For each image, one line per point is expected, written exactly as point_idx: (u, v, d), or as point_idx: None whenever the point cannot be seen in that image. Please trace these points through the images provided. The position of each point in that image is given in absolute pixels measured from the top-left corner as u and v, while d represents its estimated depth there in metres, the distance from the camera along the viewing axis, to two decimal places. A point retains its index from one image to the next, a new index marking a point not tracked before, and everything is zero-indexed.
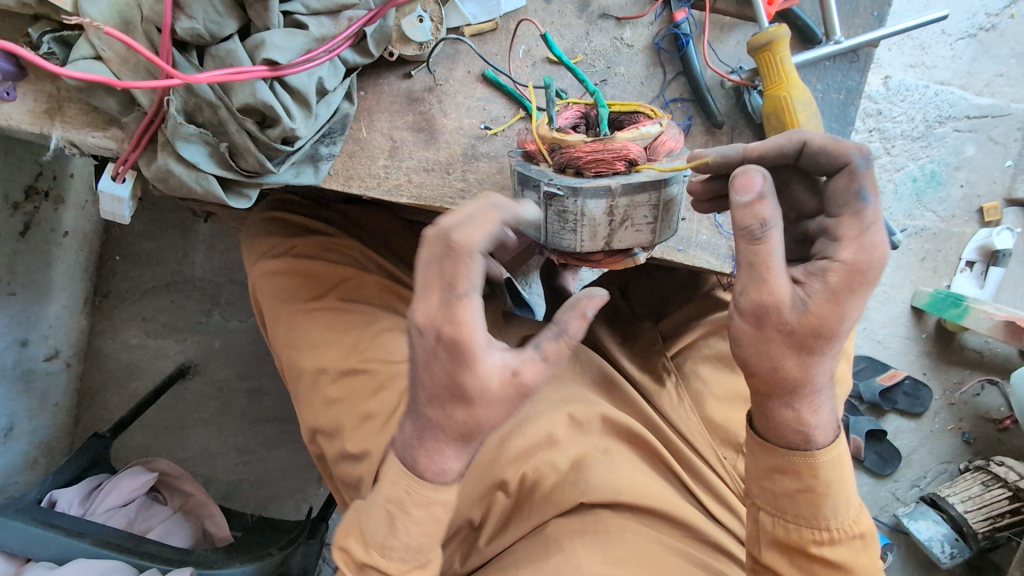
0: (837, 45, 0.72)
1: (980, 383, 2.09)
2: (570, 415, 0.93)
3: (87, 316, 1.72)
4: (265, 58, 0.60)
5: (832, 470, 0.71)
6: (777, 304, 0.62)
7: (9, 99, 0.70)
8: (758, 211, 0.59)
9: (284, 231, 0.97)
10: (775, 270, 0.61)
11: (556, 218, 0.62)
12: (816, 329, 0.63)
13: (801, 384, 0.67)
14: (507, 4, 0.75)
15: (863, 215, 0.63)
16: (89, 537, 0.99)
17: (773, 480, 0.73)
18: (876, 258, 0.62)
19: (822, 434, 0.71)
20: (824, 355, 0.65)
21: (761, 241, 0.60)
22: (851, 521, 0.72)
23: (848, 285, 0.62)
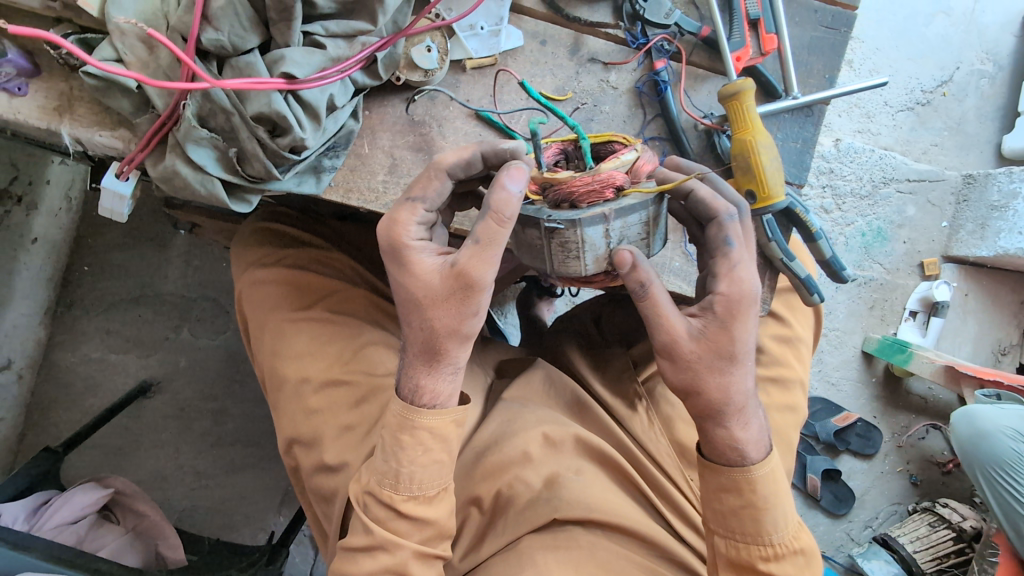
0: (794, 101, 0.81)
1: (925, 427, 2.21)
2: (544, 435, 0.96)
3: (46, 327, 1.67)
4: (283, 72, 0.64)
5: (768, 485, 0.73)
6: (681, 337, 0.68)
7: (19, 94, 0.73)
8: (639, 275, 0.65)
9: (279, 242, 1.02)
10: (666, 310, 0.68)
11: (558, 250, 0.65)
12: (716, 354, 0.69)
13: (723, 409, 0.71)
14: (506, 42, 0.81)
15: (731, 256, 0.70)
16: (36, 550, 0.94)
17: (719, 499, 0.74)
18: (747, 288, 0.69)
19: (756, 450, 0.74)
20: (735, 375, 0.70)
21: (647, 295, 0.67)
22: (791, 536, 0.74)
23: (731, 313, 0.69)
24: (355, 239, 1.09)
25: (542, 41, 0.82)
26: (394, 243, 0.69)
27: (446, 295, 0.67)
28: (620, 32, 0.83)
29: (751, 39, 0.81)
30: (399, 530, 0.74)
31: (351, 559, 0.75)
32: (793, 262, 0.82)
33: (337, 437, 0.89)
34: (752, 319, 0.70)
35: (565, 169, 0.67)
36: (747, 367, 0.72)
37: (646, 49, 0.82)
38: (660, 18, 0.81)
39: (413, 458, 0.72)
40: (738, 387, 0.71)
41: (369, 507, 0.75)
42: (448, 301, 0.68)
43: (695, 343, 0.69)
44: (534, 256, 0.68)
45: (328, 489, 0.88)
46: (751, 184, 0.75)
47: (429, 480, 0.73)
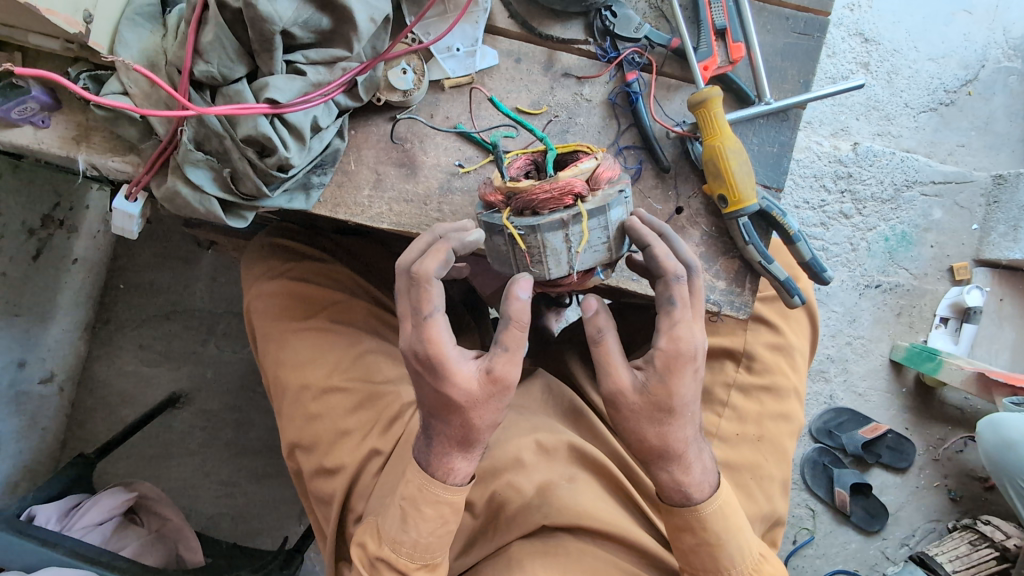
0: (766, 105, 0.81)
1: (962, 440, 2.10)
2: (537, 443, 0.97)
3: (85, 342, 1.80)
4: (268, 97, 0.70)
5: (717, 520, 0.78)
6: (626, 391, 0.71)
7: (43, 126, 0.81)
8: (597, 323, 0.71)
9: (282, 256, 1.08)
10: (613, 364, 0.71)
11: (522, 255, 0.68)
12: (655, 406, 0.71)
13: (666, 453, 0.74)
14: (483, 62, 0.85)
15: (671, 317, 0.70)
16: (61, 547, 1.01)
17: (677, 537, 0.81)
18: (688, 347, 0.70)
19: (700, 491, 0.78)
20: (674, 427, 0.73)
21: (600, 344, 0.71)
22: (749, 570, 0.80)
23: (672, 370, 0.70)
24: (358, 252, 1.14)
25: (517, 59, 0.86)
26: (426, 358, 0.70)
27: (485, 397, 0.71)
28: (592, 46, 0.86)
29: (719, 49, 0.82)
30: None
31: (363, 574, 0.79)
32: (772, 265, 0.82)
33: (335, 441, 0.93)
34: (693, 373, 0.71)
35: (529, 179, 0.69)
36: (689, 419, 0.73)
37: (616, 62, 0.85)
38: (630, 32, 0.84)
39: (428, 527, 0.77)
40: (680, 435, 0.74)
41: (380, 572, 0.80)
42: (487, 403, 0.72)
43: (642, 394, 0.71)
44: (501, 261, 0.72)
45: (326, 492, 0.93)
46: (722, 188, 0.78)
47: (434, 549, 0.79)
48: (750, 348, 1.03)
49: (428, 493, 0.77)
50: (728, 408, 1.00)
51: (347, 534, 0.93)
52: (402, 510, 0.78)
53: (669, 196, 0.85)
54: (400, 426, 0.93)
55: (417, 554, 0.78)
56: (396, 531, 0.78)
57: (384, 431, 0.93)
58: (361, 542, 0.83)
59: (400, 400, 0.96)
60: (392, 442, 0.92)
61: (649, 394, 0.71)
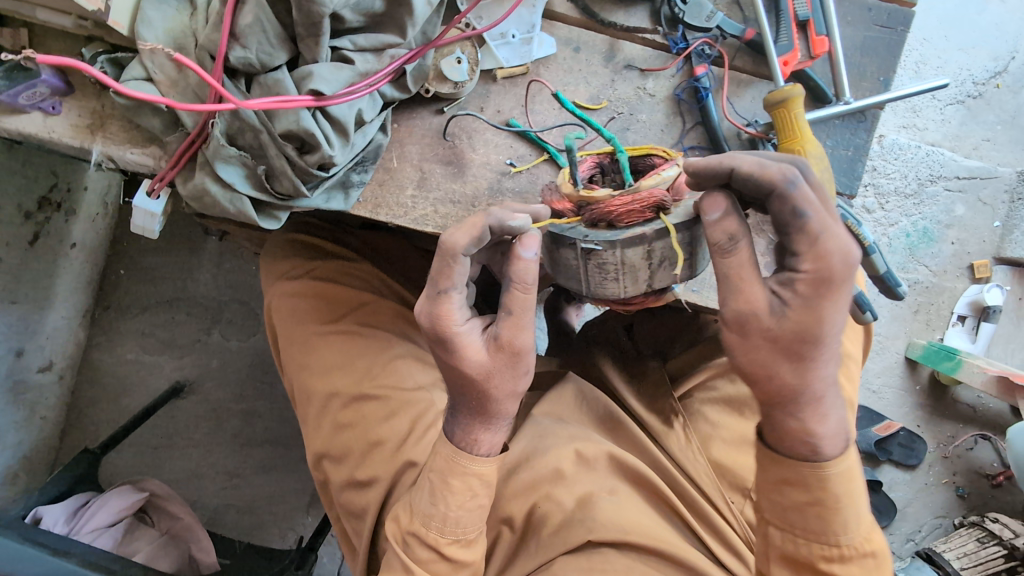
0: (847, 105, 0.76)
1: (973, 438, 2.09)
2: (578, 453, 0.93)
3: (85, 329, 1.74)
4: (311, 89, 0.63)
5: (841, 483, 0.69)
6: (760, 311, 0.62)
7: (53, 113, 0.74)
8: (725, 227, 0.62)
9: (306, 254, 1.02)
10: (746, 281, 0.62)
11: (596, 271, 0.65)
12: (795, 333, 0.62)
13: (799, 393, 0.66)
14: (539, 50, 0.78)
15: (810, 229, 0.60)
16: (74, 557, 0.95)
17: (780, 490, 0.72)
18: (843, 265, 0.60)
19: (831, 445, 0.69)
20: (816, 360, 0.63)
21: (731, 256, 0.62)
22: (861, 539, 0.71)
23: (820, 292, 0.61)
24: (384, 248, 1.08)
25: (575, 48, 0.80)
26: (438, 333, 0.67)
27: (498, 366, 0.68)
28: (659, 36, 0.80)
29: (800, 43, 0.78)
30: (438, 571, 0.73)
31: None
32: None
33: (366, 452, 0.88)
34: (845, 296, 0.62)
35: (604, 187, 0.68)
36: (834, 350, 0.65)
37: (686, 54, 0.79)
38: (700, 21, 0.78)
39: (458, 501, 0.72)
40: (819, 373, 0.65)
41: (412, 547, 0.74)
42: (500, 369, 0.68)
43: (781, 320, 0.62)
44: (569, 278, 0.68)
45: (358, 505, 0.88)
46: None
47: (467, 523, 0.73)
48: None
49: (456, 464, 0.72)
50: None
51: (379, 548, 0.88)
52: (432, 484, 0.73)
53: None
54: (432, 434, 0.88)
55: (447, 530, 0.72)
56: (427, 505, 0.73)
57: (418, 441, 0.87)
58: (394, 517, 0.77)
59: (434, 407, 0.91)
60: (427, 452, 0.87)
61: (785, 318, 0.62)
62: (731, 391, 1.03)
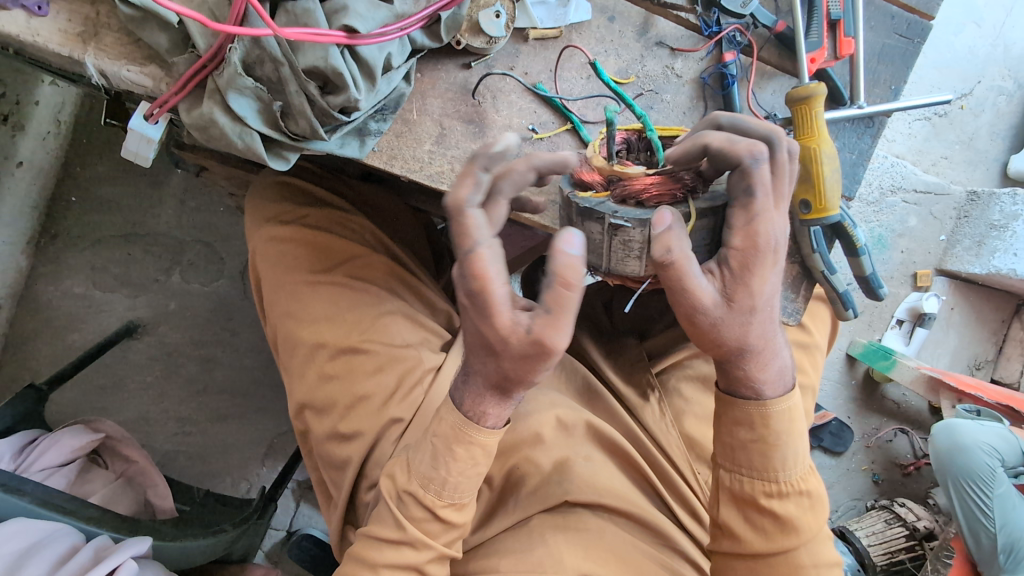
0: (860, 110, 0.79)
1: (894, 431, 2.33)
2: (557, 418, 0.95)
3: (27, 256, 1.62)
4: (344, 24, 0.60)
5: (782, 422, 0.78)
6: (705, 305, 0.66)
7: (39, 14, 0.67)
8: (666, 243, 0.62)
9: (298, 200, 0.97)
10: (694, 278, 0.64)
11: (620, 246, 0.71)
12: (737, 310, 0.67)
13: (742, 349, 0.72)
14: (575, 16, 0.79)
15: (751, 209, 0.65)
16: (30, 494, 0.86)
17: (731, 432, 0.80)
18: (765, 240, 0.65)
19: (771, 389, 0.78)
20: (758, 324, 0.70)
21: (670, 267, 0.63)
22: (797, 476, 0.80)
23: (750, 265, 0.66)
24: (376, 201, 1.05)
25: (610, 17, 0.81)
26: (470, 288, 0.60)
27: (522, 353, 0.61)
28: (693, 16, 0.82)
29: (829, 41, 0.80)
30: (428, 530, 0.75)
31: (375, 545, 0.76)
32: (835, 276, 0.83)
33: (351, 405, 0.87)
34: (774, 269, 0.67)
35: (636, 166, 0.72)
36: (768, 314, 0.70)
37: (717, 39, 0.81)
38: (736, 7, 0.80)
39: (460, 468, 0.71)
40: (758, 333, 0.71)
41: (407, 505, 0.74)
42: (527, 356, 0.62)
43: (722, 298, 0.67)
44: (592, 250, 0.75)
45: (339, 456, 0.87)
46: (807, 193, 0.75)
47: (464, 489, 0.73)
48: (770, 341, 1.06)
49: (462, 434, 0.70)
50: None
51: (358, 501, 0.88)
52: (434, 447, 0.72)
53: None
54: (418, 393, 0.88)
55: (445, 494, 0.73)
56: (427, 467, 0.72)
57: (404, 398, 0.87)
58: (390, 474, 0.77)
59: (423, 365, 0.89)
60: (413, 410, 0.86)
61: (729, 299, 0.67)
62: (706, 370, 1.07)
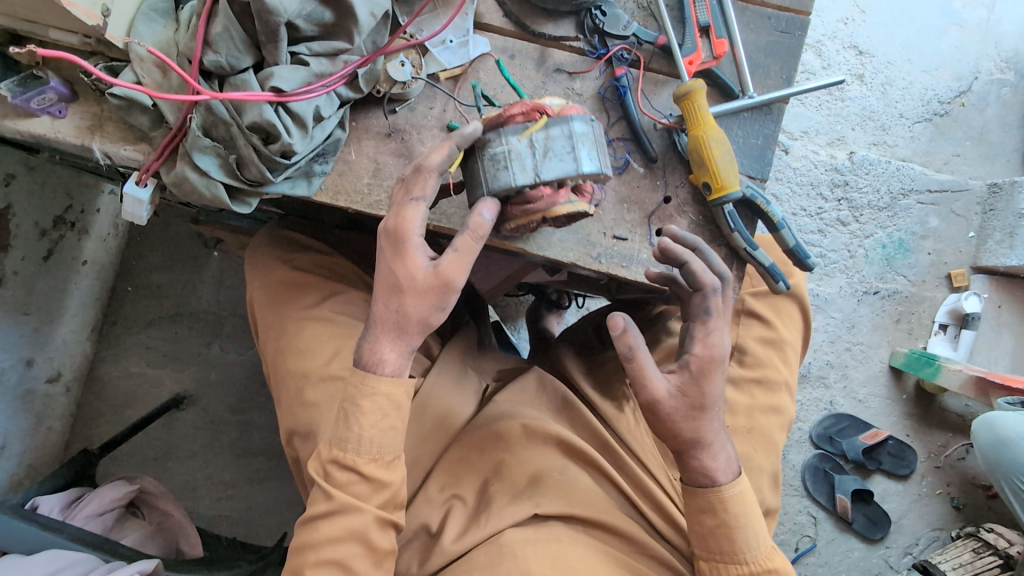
0: (748, 100, 0.91)
1: (964, 447, 2.15)
2: (522, 425, 0.99)
3: (92, 343, 1.85)
4: (272, 86, 0.75)
5: (738, 505, 0.85)
6: (661, 400, 0.81)
7: (60, 116, 0.86)
8: (628, 341, 0.79)
9: (285, 247, 1.12)
10: (651, 377, 0.81)
11: (490, 163, 0.77)
12: (690, 406, 0.82)
13: (697, 443, 0.84)
14: (474, 50, 0.92)
15: (707, 326, 0.83)
16: (64, 532, 1.01)
17: (696, 519, 0.87)
18: (718, 354, 0.83)
19: (725, 475, 0.86)
20: (707, 421, 0.83)
21: (633, 360, 0.80)
22: (763, 555, 0.85)
23: (700, 375, 0.82)
24: (358, 246, 1.20)
25: (510, 55, 0.93)
26: (394, 232, 0.78)
27: (423, 287, 0.78)
28: (581, 44, 0.94)
29: (704, 45, 0.91)
30: (359, 493, 0.80)
31: (312, 527, 0.80)
32: (757, 251, 0.90)
33: (336, 427, 0.94)
34: (721, 374, 0.83)
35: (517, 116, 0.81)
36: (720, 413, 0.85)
37: (606, 58, 0.93)
38: (619, 30, 0.92)
39: (371, 422, 0.80)
40: (709, 428, 0.84)
41: (331, 472, 0.80)
42: (427, 292, 0.78)
43: (669, 395, 0.82)
44: (477, 182, 0.80)
45: None
46: (707, 176, 0.88)
47: (389, 445, 0.81)
48: (741, 342, 1.15)
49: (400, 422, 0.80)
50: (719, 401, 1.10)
51: None
52: (344, 410, 0.81)
53: (658, 186, 0.94)
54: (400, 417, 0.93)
55: (364, 450, 0.80)
56: (341, 430, 0.80)
57: None
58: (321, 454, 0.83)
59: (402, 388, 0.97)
60: None
61: (684, 396, 0.82)
62: None
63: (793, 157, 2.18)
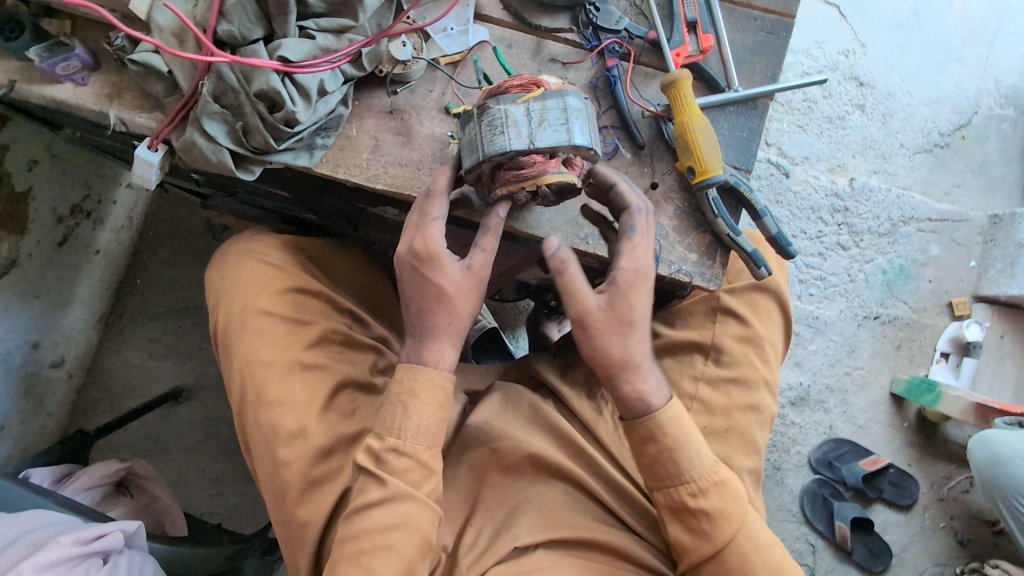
0: (732, 92, 0.96)
1: (968, 479, 2.09)
2: (491, 441, 1.04)
3: (98, 332, 1.88)
4: (280, 55, 0.82)
5: (676, 428, 0.91)
6: (596, 311, 0.86)
7: (82, 84, 0.91)
8: (561, 255, 0.85)
9: (251, 278, 1.08)
10: (580, 287, 0.85)
11: (489, 126, 0.81)
12: (618, 319, 0.87)
13: (628, 362, 0.88)
14: (474, 39, 0.97)
15: (633, 242, 0.87)
16: (51, 499, 1.02)
17: (643, 450, 0.92)
18: (644, 266, 0.87)
19: (658, 398, 0.91)
20: (637, 335, 0.88)
21: (563, 273, 0.85)
22: (708, 470, 0.92)
23: (630, 286, 0.86)
24: (331, 258, 1.20)
25: (508, 45, 0.98)
26: (423, 249, 0.85)
27: (466, 288, 0.87)
28: (575, 35, 0.99)
29: (690, 39, 0.98)
30: (411, 480, 0.86)
31: (361, 514, 0.85)
32: (740, 237, 0.93)
33: (309, 488, 0.99)
34: (645, 288, 0.87)
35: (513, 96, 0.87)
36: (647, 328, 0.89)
37: (598, 50, 0.98)
38: (610, 24, 0.97)
39: (424, 407, 0.86)
40: (637, 347, 0.89)
41: (386, 460, 0.86)
42: (470, 291, 0.87)
43: (605, 309, 0.86)
44: (471, 147, 0.84)
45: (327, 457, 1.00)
46: (691, 160, 0.92)
47: (435, 432, 0.88)
48: (718, 341, 1.14)
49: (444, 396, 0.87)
50: (697, 401, 1.13)
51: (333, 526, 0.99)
52: (399, 402, 0.87)
53: (645, 172, 0.97)
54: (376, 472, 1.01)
55: (408, 435, 0.86)
56: (398, 419, 0.86)
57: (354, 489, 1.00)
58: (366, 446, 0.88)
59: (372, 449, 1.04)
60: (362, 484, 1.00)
61: (614, 309, 0.86)
62: None
63: (793, 182, 2.21)
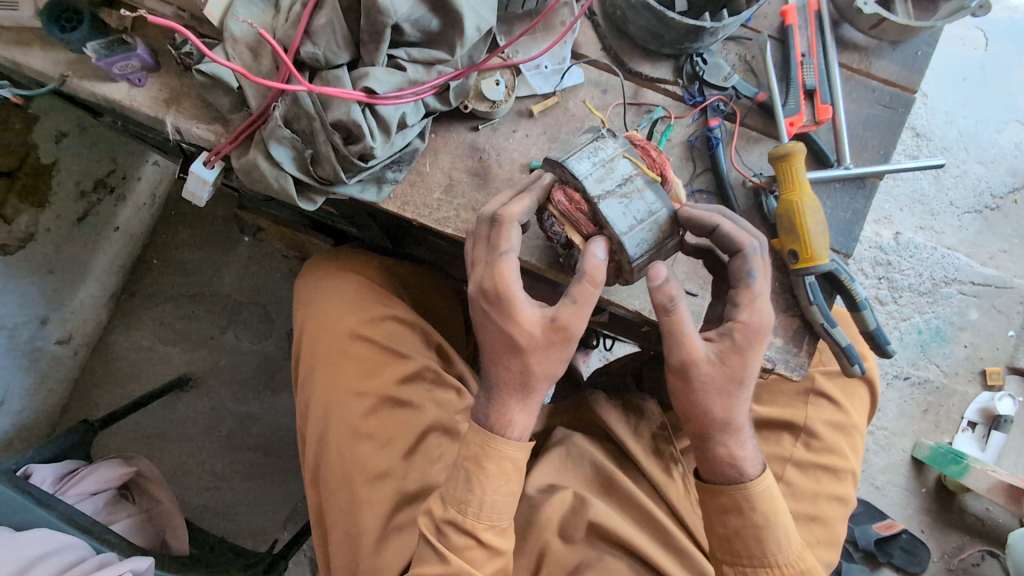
0: (845, 169, 0.93)
1: (980, 553, 2.02)
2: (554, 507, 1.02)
3: (107, 312, 1.81)
4: (366, 86, 0.78)
5: (764, 501, 0.86)
6: (700, 361, 0.81)
7: (138, 85, 0.87)
8: (668, 292, 0.78)
9: (353, 297, 1.07)
10: (691, 336, 0.80)
11: (591, 151, 0.82)
12: (728, 378, 0.82)
13: (726, 425, 0.84)
14: (566, 81, 0.93)
15: (753, 289, 0.82)
16: (56, 510, 0.96)
17: (723, 520, 0.88)
18: (765, 321, 0.81)
19: (751, 466, 0.87)
20: (740, 397, 0.83)
21: (672, 315, 0.79)
22: (794, 556, 0.87)
23: (746, 346, 0.81)
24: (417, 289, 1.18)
25: (602, 90, 0.94)
26: (493, 289, 0.78)
27: (546, 344, 0.78)
28: (678, 88, 0.96)
29: (807, 108, 0.95)
30: (474, 559, 0.81)
31: None
32: (834, 329, 0.91)
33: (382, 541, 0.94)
34: (758, 352, 0.82)
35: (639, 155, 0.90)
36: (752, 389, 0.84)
37: (702, 106, 0.95)
38: (718, 81, 0.95)
39: (495, 485, 0.80)
40: (739, 412, 0.84)
41: (449, 535, 0.81)
42: (548, 347, 0.79)
43: (715, 369, 0.81)
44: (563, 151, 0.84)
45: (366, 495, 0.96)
46: (795, 243, 0.88)
47: (503, 510, 0.82)
48: (810, 424, 1.10)
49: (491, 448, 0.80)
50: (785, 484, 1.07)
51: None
52: (466, 470, 0.81)
53: None
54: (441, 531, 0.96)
55: (482, 514, 0.81)
56: (463, 490, 0.81)
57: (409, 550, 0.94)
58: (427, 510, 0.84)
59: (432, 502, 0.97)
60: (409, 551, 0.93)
61: (725, 364, 0.81)
62: None
63: None
